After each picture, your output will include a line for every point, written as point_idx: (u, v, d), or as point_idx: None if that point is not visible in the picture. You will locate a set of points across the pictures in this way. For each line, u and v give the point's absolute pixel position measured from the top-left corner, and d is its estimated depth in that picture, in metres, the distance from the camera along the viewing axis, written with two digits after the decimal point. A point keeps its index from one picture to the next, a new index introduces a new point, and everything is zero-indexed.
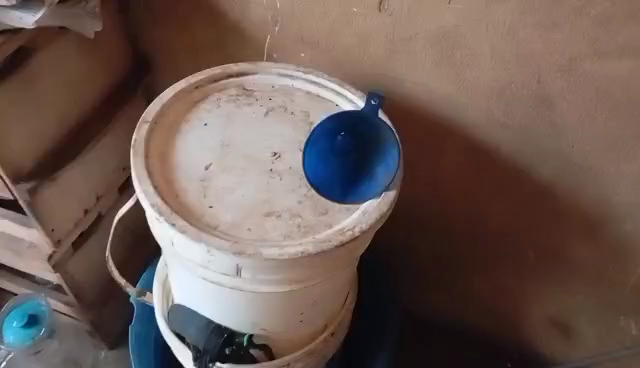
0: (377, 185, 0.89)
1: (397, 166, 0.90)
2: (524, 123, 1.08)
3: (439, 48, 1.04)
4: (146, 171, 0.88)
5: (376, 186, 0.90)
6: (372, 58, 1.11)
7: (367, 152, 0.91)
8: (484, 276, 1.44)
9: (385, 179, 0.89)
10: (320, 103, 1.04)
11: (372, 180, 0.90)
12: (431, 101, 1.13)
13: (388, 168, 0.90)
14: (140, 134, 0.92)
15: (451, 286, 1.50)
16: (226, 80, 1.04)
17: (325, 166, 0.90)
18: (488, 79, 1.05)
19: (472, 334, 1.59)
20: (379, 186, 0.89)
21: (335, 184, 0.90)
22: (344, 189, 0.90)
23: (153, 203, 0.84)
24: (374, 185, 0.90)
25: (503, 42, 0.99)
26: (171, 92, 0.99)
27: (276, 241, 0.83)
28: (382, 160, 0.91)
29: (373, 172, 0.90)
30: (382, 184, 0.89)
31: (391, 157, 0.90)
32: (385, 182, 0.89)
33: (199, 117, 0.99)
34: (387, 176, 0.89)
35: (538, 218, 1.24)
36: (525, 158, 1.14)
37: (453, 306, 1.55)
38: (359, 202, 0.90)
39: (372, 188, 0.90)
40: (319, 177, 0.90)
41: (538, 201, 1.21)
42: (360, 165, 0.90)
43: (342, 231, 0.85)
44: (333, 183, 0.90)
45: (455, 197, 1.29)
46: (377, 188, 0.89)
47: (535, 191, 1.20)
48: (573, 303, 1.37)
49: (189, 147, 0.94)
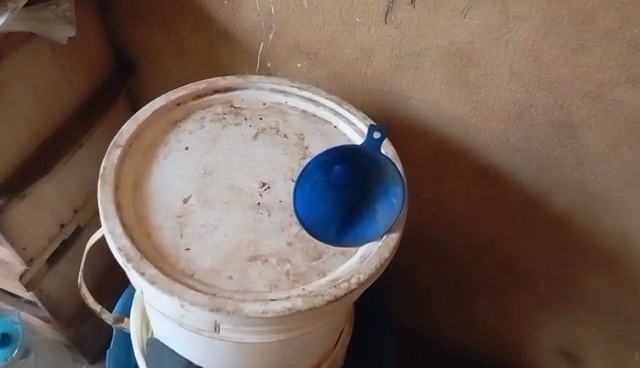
0: (378, 226, 0.79)
1: (401, 206, 0.79)
2: (543, 151, 0.98)
3: (450, 66, 0.93)
4: (115, 205, 0.78)
5: (376, 227, 0.79)
6: (376, 72, 1.00)
7: (368, 189, 0.79)
8: (489, 303, 1.33)
9: (387, 219, 0.79)
10: (316, 124, 0.93)
11: (373, 220, 0.79)
12: (439, 121, 1.02)
13: (391, 207, 0.79)
14: (111, 160, 0.82)
15: (453, 310, 1.40)
16: (212, 96, 0.93)
17: (320, 204, 0.79)
18: (504, 102, 0.94)
19: (475, 359, 1.48)
20: (380, 227, 0.79)
21: (329, 225, 0.80)
22: (340, 229, 0.80)
23: (120, 247, 0.74)
24: (374, 225, 0.79)
25: (524, 63, 0.88)
26: (148, 110, 0.88)
27: (260, 293, 0.73)
28: (385, 197, 0.79)
29: (375, 210, 0.79)
30: (383, 226, 0.79)
31: (394, 195, 0.79)
32: (386, 222, 0.79)
33: (179, 139, 0.88)
34: (389, 216, 0.79)
35: (551, 250, 1.14)
36: (543, 187, 1.03)
37: (455, 332, 1.44)
38: (357, 245, 0.80)
39: (371, 230, 0.79)
40: (313, 217, 0.80)
41: (553, 232, 1.10)
42: (359, 204, 0.79)
43: (336, 283, 0.75)
44: (327, 223, 0.80)
45: (461, 222, 1.19)
46: (377, 230, 0.79)
47: (550, 222, 1.09)
48: (584, 335, 1.26)
49: (166, 176, 0.83)
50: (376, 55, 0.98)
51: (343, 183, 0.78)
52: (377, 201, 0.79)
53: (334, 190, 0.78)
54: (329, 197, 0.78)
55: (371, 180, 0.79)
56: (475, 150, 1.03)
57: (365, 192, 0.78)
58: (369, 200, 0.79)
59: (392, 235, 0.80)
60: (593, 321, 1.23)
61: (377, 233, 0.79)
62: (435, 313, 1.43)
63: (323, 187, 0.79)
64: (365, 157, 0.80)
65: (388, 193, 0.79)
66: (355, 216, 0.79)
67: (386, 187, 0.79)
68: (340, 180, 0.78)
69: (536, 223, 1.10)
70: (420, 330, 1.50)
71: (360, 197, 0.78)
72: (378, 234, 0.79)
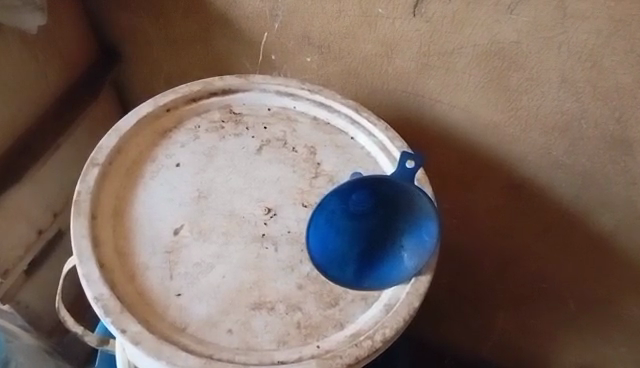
0: (406, 266, 0.66)
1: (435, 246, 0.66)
2: (590, 166, 0.85)
3: (489, 69, 0.80)
4: (91, 241, 0.65)
5: (403, 266, 0.67)
6: (398, 70, 0.87)
7: (393, 223, 0.68)
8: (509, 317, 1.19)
9: (417, 258, 0.66)
10: (330, 134, 0.79)
11: (399, 258, 0.67)
12: (471, 128, 0.89)
13: (422, 243, 0.66)
14: (86, 183, 0.68)
15: (469, 319, 1.24)
16: (208, 99, 0.79)
17: (337, 237, 0.70)
18: (550, 111, 0.81)
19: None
20: (409, 266, 0.66)
21: (348, 263, 0.69)
22: (360, 268, 0.68)
23: (96, 296, 0.61)
24: (401, 264, 0.67)
25: (578, 68, 0.75)
26: (132, 119, 0.75)
27: (266, 353, 0.61)
28: (415, 231, 0.67)
29: (402, 246, 0.68)
30: (412, 265, 0.66)
31: (426, 231, 0.66)
32: (416, 261, 0.66)
33: (169, 154, 0.75)
34: (419, 254, 0.66)
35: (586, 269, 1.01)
36: (585, 205, 0.91)
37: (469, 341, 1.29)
38: (380, 289, 0.67)
39: (398, 269, 0.67)
40: (328, 253, 0.69)
41: (590, 252, 0.98)
42: (381, 239, 0.69)
43: (357, 340, 0.63)
44: (346, 260, 0.69)
45: (486, 237, 1.05)
46: (405, 270, 0.66)
47: (589, 240, 0.96)
48: (611, 356, 1.15)
49: (153, 201, 0.71)
50: (399, 52, 0.84)
51: (363, 212, 0.70)
52: (404, 236, 0.68)
53: (352, 220, 0.70)
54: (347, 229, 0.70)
55: (398, 211, 0.68)
56: (510, 161, 0.90)
57: (390, 225, 0.69)
58: (394, 234, 0.68)
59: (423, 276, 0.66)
60: (627, 345, 1.11)
61: (405, 273, 0.66)
62: (448, 322, 1.28)
63: (340, 217, 0.70)
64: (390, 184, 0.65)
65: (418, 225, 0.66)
66: (378, 253, 0.68)
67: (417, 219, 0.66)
68: (360, 208, 0.70)
69: (576, 240, 0.97)
70: (429, 336, 1.34)
71: (383, 231, 0.69)
72: (406, 275, 0.66)
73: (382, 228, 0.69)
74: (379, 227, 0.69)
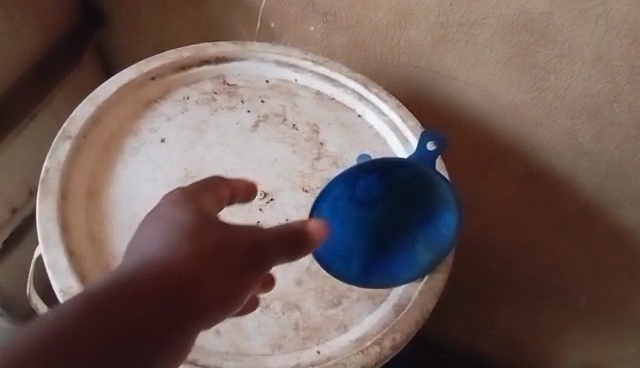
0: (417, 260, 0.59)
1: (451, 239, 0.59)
2: (618, 156, 0.76)
3: (515, 42, 0.72)
4: (59, 225, 0.58)
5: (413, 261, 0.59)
6: (411, 43, 0.78)
7: (407, 213, 0.59)
8: (513, 313, 1.03)
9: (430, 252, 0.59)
10: (335, 111, 0.71)
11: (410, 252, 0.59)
12: (488, 109, 0.81)
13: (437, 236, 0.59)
14: (56, 159, 0.61)
15: (469, 310, 1.08)
16: (198, 68, 0.70)
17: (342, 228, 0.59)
18: (578, 92, 0.73)
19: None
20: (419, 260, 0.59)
21: (353, 258, 0.59)
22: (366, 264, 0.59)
23: (64, 289, 0.54)
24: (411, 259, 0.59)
25: (616, 45, 0.67)
26: (111, 87, 0.66)
27: (258, 359, 0.56)
28: (430, 223, 0.59)
29: (415, 240, 0.59)
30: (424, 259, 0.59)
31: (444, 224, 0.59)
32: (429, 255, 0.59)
33: (153, 128, 0.67)
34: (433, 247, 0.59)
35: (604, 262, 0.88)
36: (608, 197, 0.81)
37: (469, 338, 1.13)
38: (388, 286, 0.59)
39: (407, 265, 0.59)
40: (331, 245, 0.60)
41: (610, 242, 0.85)
42: (393, 233, 0.59)
43: (361, 345, 0.56)
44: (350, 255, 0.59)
45: (494, 227, 0.94)
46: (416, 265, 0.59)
47: (609, 229, 0.84)
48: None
49: (133, 181, 0.63)
50: (414, 21, 0.76)
51: (375, 200, 0.59)
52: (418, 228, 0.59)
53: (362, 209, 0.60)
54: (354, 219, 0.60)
55: (415, 199, 0.59)
56: (529, 147, 0.82)
57: (404, 215, 0.59)
58: (408, 225, 0.59)
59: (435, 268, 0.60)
60: None
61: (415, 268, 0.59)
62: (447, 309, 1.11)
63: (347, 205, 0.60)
64: (406, 168, 0.58)
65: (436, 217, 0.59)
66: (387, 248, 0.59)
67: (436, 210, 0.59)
68: (371, 196, 0.59)
69: (596, 231, 0.85)
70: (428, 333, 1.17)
71: (395, 221, 0.59)
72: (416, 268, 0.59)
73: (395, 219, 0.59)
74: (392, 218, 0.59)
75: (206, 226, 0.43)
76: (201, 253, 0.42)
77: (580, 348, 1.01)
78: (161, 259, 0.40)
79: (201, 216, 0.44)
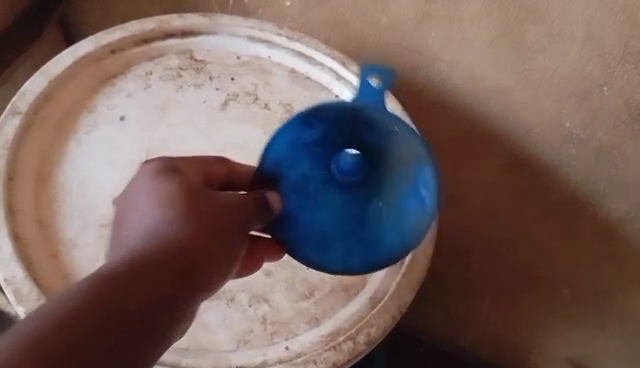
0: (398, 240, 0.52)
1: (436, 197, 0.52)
2: (607, 143, 0.72)
3: (502, 19, 0.68)
4: (5, 208, 0.54)
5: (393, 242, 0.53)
6: (393, 20, 0.74)
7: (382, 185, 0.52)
8: (496, 304, 1.00)
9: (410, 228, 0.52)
10: (311, 90, 0.66)
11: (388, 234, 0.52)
12: (473, 92, 0.77)
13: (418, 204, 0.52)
14: (4, 137, 0.57)
15: (450, 305, 1.05)
16: (163, 41, 0.65)
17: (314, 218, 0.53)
18: (567, 74, 0.69)
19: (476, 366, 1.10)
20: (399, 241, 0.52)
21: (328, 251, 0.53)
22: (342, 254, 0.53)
23: (7, 278, 0.51)
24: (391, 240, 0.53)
25: (607, 24, 0.63)
26: (67, 60, 0.61)
27: (221, 355, 0.52)
28: (408, 191, 0.52)
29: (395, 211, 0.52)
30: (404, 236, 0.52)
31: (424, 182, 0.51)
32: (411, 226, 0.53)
33: (112, 104, 0.62)
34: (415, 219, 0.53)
35: (590, 254, 0.85)
36: (595, 186, 0.78)
37: (450, 331, 1.09)
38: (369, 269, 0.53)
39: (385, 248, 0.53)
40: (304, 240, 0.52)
41: (596, 233, 0.82)
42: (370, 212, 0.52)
43: (334, 341, 0.53)
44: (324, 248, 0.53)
45: (478, 218, 0.90)
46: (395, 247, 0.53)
47: (595, 219, 0.81)
48: None
49: (89, 161, 0.59)
50: None
51: (351, 183, 0.52)
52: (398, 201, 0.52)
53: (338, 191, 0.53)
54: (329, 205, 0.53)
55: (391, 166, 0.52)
56: (515, 133, 0.78)
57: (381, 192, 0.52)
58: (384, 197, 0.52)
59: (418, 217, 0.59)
60: (624, 349, 0.93)
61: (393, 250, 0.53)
62: (431, 304, 1.07)
63: (321, 191, 0.53)
64: (373, 129, 0.52)
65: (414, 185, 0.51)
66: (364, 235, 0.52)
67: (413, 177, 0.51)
68: (348, 176, 0.52)
69: (581, 221, 0.82)
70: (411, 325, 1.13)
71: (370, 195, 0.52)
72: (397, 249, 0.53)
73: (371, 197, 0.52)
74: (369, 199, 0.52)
75: (207, 191, 0.44)
76: (206, 219, 0.42)
77: (567, 342, 0.98)
78: (169, 226, 0.41)
79: (197, 180, 0.45)
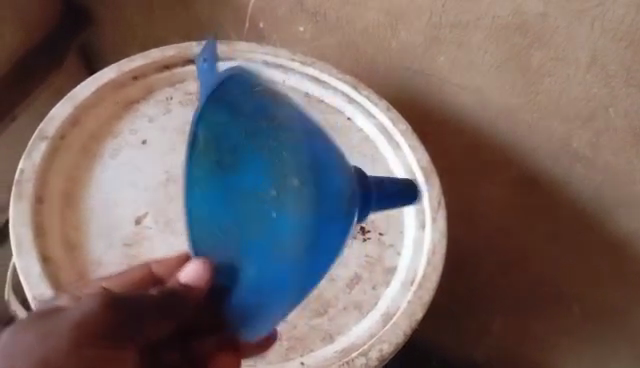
0: (336, 203, 0.50)
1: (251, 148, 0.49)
2: (614, 162, 0.74)
3: (508, 44, 0.70)
4: (34, 231, 0.57)
5: (346, 228, 0.51)
6: (403, 44, 0.76)
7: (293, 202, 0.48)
8: (507, 321, 1.00)
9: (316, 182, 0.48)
10: (325, 113, 0.69)
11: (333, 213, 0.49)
12: (482, 114, 0.79)
13: (367, 179, 0.54)
14: (31, 160, 0.60)
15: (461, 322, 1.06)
16: (183, 67, 0.68)
17: (266, 276, 0.48)
18: (573, 96, 0.71)
19: None
20: (320, 203, 0.48)
21: (291, 278, 0.49)
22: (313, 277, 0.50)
23: (36, 296, 0.53)
24: (340, 214, 0.50)
25: (611, 48, 0.65)
26: (91, 87, 0.65)
27: None
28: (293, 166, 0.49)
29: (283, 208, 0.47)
30: (324, 200, 0.48)
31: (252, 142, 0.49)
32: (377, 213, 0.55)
33: (134, 129, 0.65)
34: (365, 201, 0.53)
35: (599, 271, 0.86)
36: (604, 204, 0.79)
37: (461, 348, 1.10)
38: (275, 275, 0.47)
39: (324, 227, 0.49)
40: (268, 297, 0.49)
41: (605, 250, 0.83)
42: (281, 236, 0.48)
43: (347, 357, 0.54)
44: (280, 282, 0.48)
45: (487, 235, 0.92)
46: (331, 212, 0.49)
47: (604, 237, 0.82)
48: None
49: (111, 183, 0.62)
50: (406, 22, 0.74)
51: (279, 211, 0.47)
52: (307, 185, 0.48)
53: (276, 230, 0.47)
54: (273, 260, 0.48)
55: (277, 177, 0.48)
56: (523, 152, 0.80)
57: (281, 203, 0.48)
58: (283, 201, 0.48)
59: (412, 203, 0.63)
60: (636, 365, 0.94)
61: (326, 221, 0.49)
62: (442, 322, 1.08)
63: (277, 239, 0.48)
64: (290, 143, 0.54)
65: (290, 140, 0.49)
66: (308, 237, 0.48)
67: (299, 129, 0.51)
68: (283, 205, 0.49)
69: (590, 238, 0.83)
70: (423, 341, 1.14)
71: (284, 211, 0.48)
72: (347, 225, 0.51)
73: (300, 202, 0.47)
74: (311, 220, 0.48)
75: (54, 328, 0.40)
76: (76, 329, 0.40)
77: (579, 359, 0.98)
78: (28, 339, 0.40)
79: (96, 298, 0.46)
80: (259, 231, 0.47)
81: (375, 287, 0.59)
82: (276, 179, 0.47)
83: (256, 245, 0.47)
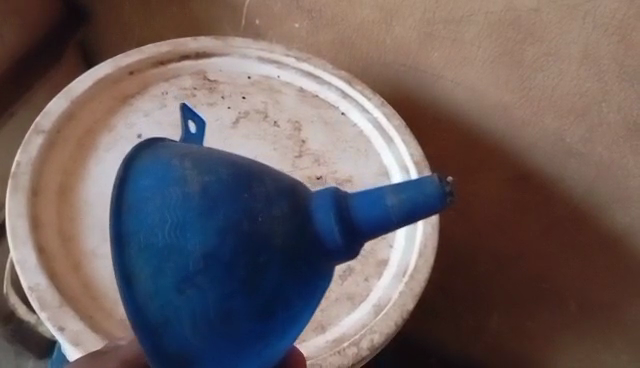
0: (243, 185, 0.31)
1: (137, 189, 0.32)
2: (608, 157, 0.75)
3: (502, 40, 0.71)
4: (30, 222, 0.57)
5: (298, 232, 0.31)
6: (398, 41, 0.77)
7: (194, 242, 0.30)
8: (504, 318, 1.00)
9: (208, 167, 0.32)
10: (319, 108, 0.70)
11: (259, 204, 0.31)
12: (475, 109, 0.79)
13: (333, 195, 0.31)
14: (28, 153, 0.61)
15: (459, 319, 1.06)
16: (179, 63, 0.70)
17: (196, 329, 0.30)
18: (566, 92, 0.71)
19: None
20: (217, 195, 0.31)
21: (232, 316, 0.30)
22: (270, 308, 0.31)
23: (31, 286, 0.54)
24: (271, 201, 0.31)
25: (603, 43, 0.66)
26: (88, 82, 0.66)
27: None
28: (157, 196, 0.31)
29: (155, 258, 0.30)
30: (226, 189, 0.31)
31: (150, 174, 0.32)
32: (359, 225, 0.31)
33: (130, 122, 0.66)
34: (333, 198, 0.31)
35: (594, 266, 0.87)
36: (598, 199, 0.79)
37: (458, 345, 1.10)
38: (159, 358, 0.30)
39: (236, 234, 0.30)
40: (212, 354, 0.31)
41: (600, 246, 0.84)
42: (185, 303, 0.30)
43: (339, 347, 0.55)
44: (215, 334, 0.30)
45: (483, 232, 0.92)
46: (242, 200, 0.31)
47: (599, 232, 0.82)
48: None
49: (106, 176, 0.62)
50: (400, 19, 0.75)
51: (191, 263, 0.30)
52: (204, 175, 0.31)
53: (204, 282, 0.30)
54: (194, 304, 0.30)
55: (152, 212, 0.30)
56: (518, 147, 0.80)
57: (164, 250, 0.30)
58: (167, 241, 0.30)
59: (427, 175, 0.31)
60: (632, 361, 0.94)
61: (243, 214, 0.30)
62: (437, 317, 1.08)
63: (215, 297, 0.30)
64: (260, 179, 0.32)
65: (155, 159, 0.33)
66: (223, 251, 0.30)
67: (185, 147, 0.34)
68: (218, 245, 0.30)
69: (584, 234, 0.84)
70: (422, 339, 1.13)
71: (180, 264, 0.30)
72: (290, 222, 0.31)
73: (202, 204, 0.30)
74: (191, 257, 0.30)
75: None
76: None
77: (575, 356, 0.98)
78: None
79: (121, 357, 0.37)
80: (155, 285, 0.30)
81: (368, 278, 0.60)
82: (157, 196, 0.31)
83: (163, 302, 0.30)
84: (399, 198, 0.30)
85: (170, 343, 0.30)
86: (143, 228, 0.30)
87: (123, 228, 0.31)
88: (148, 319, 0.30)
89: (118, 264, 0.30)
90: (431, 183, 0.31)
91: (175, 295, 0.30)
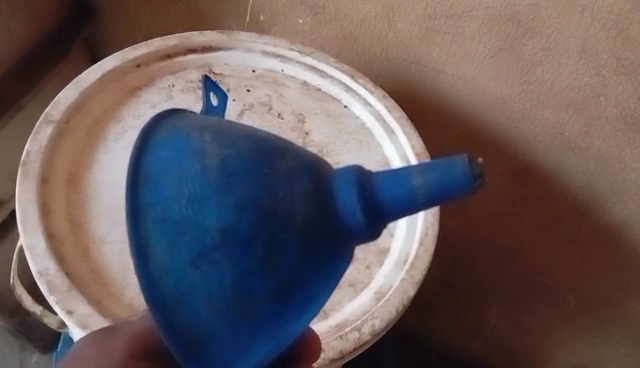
0: (261, 163, 0.32)
1: (152, 161, 0.32)
2: (606, 150, 0.76)
3: (502, 35, 0.72)
4: (40, 209, 0.59)
5: (320, 211, 0.31)
6: (400, 36, 0.78)
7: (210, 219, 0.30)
8: (504, 312, 1.02)
9: (227, 142, 0.32)
10: (321, 101, 0.71)
11: (279, 183, 0.31)
12: (476, 104, 0.80)
13: (357, 172, 0.32)
14: (38, 142, 0.62)
15: (460, 313, 1.07)
16: (184, 57, 0.71)
17: (212, 305, 0.31)
18: (565, 86, 0.73)
19: None
20: (235, 172, 0.31)
21: (249, 293, 0.31)
22: (286, 285, 0.32)
23: (41, 271, 0.55)
24: (291, 178, 0.32)
25: (600, 38, 0.67)
26: (96, 73, 0.67)
27: None
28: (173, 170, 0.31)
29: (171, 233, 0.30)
30: (245, 165, 0.31)
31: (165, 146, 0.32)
32: (384, 203, 0.31)
33: (137, 113, 0.67)
34: (357, 176, 0.32)
35: (594, 260, 0.88)
36: (596, 192, 0.81)
37: (459, 340, 1.11)
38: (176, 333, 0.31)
39: (254, 211, 0.30)
40: (228, 331, 0.32)
41: (599, 239, 0.85)
42: (201, 280, 0.31)
43: (342, 332, 0.56)
44: (230, 310, 0.31)
45: (483, 226, 0.93)
46: (260, 178, 0.31)
47: (598, 226, 0.84)
48: None
49: (114, 166, 0.64)
50: (402, 14, 0.76)
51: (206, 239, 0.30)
52: (223, 150, 0.32)
53: (220, 260, 0.30)
54: (211, 281, 0.31)
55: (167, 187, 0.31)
56: (518, 141, 0.81)
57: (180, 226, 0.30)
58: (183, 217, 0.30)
59: (456, 156, 0.32)
60: (631, 355, 0.95)
61: (262, 192, 0.31)
62: (439, 311, 1.09)
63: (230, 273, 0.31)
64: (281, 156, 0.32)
65: (173, 131, 0.33)
66: (241, 228, 0.30)
67: (204, 120, 0.34)
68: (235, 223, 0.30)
69: (583, 228, 0.85)
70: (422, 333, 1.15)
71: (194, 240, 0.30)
72: (310, 199, 0.31)
73: (219, 180, 0.31)
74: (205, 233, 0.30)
75: None
76: None
77: (574, 349, 1.00)
78: None
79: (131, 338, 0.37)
80: (171, 259, 0.30)
81: (370, 266, 0.61)
82: (175, 170, 0.31)
83: (180, 278, 0.31)
84: (426, 179, 0.31)
85: (185, 318, 0.31)
86: (160, 202, 0.31)
87: (139, 201, 0.31)
88: (164, 294, 0.31)
89: (134, 237, 0.31)
90: (460, 164, 0.31)
91: (192, 271, 0.30)
